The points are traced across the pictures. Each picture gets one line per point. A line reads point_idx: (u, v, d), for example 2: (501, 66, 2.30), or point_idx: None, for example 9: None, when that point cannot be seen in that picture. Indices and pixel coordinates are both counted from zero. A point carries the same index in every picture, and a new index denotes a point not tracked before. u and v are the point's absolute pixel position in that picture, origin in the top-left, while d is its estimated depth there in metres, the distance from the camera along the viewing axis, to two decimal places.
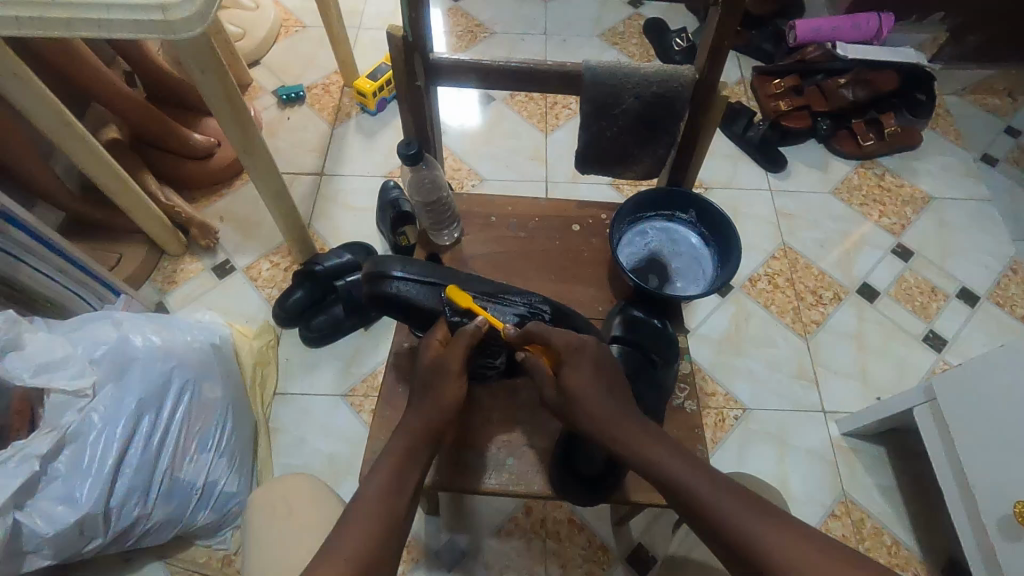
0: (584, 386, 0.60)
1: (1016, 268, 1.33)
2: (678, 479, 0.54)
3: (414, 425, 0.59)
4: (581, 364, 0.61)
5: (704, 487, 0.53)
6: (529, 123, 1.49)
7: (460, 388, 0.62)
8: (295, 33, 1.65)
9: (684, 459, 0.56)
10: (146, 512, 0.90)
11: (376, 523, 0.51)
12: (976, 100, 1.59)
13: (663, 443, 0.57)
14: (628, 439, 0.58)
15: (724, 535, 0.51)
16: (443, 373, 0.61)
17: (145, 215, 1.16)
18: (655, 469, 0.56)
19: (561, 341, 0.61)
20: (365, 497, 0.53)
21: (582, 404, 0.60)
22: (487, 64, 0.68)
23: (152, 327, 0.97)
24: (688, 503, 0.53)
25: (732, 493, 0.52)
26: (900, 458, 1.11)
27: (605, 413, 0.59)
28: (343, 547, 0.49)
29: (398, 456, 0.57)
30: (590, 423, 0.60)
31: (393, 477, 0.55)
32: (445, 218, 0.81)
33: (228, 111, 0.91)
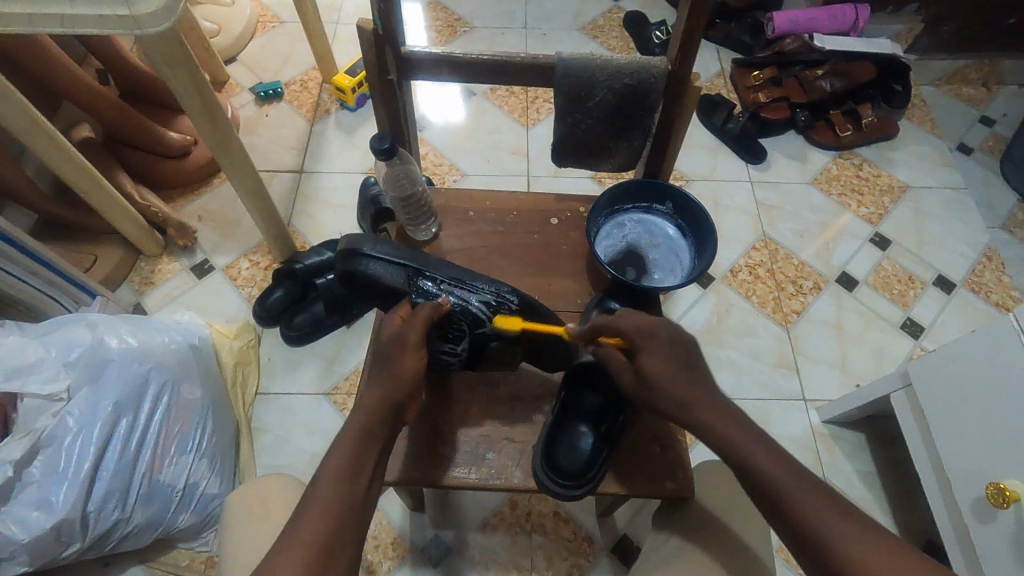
0: (665, 368, 0.56)
1: (990, 254, 1.35)
2: (760, 470, 0.51)
3: (380, 398, 0.57)
4: (659, 349, 0.57)
5: (782, 478, 0.50)
6: (509, 117, 1.48)
7: (421, 361, 0.59)
8: (272, 29, 1.63)
9: (765, 447, 0.52)
10: (126, 516, 0.88)
11: (337, 503, 0.49)
12: (951, 90, 1.62)
13: (744, 426, 0.53)
14: (707, 422, 0.54)
15: (803, 533, 0.48)
16: (403, 346, 0.59)
17: (119, 215, 1.14)
18: (734, 455, 0.52)
19: (631, 326, 0.59)
20: (327, 475, 0.51)
21: (660, 385, 0.56)
22: (459, 57, 0.67)
23: (129, 328, 0.96)
24: (765, 493, 0.50)
25: (812, 488, 0.49)
26: (879, 444, 1.12)
27: (685, 395, 0.55)
28: (304, 532, 0.47)
29: (363, 430, 0.54)
30: (668, 407, 0.56)
31: (355, 454, 0.53)
32: (421, 214, 0.80)
33: (200, 107, 0.89)
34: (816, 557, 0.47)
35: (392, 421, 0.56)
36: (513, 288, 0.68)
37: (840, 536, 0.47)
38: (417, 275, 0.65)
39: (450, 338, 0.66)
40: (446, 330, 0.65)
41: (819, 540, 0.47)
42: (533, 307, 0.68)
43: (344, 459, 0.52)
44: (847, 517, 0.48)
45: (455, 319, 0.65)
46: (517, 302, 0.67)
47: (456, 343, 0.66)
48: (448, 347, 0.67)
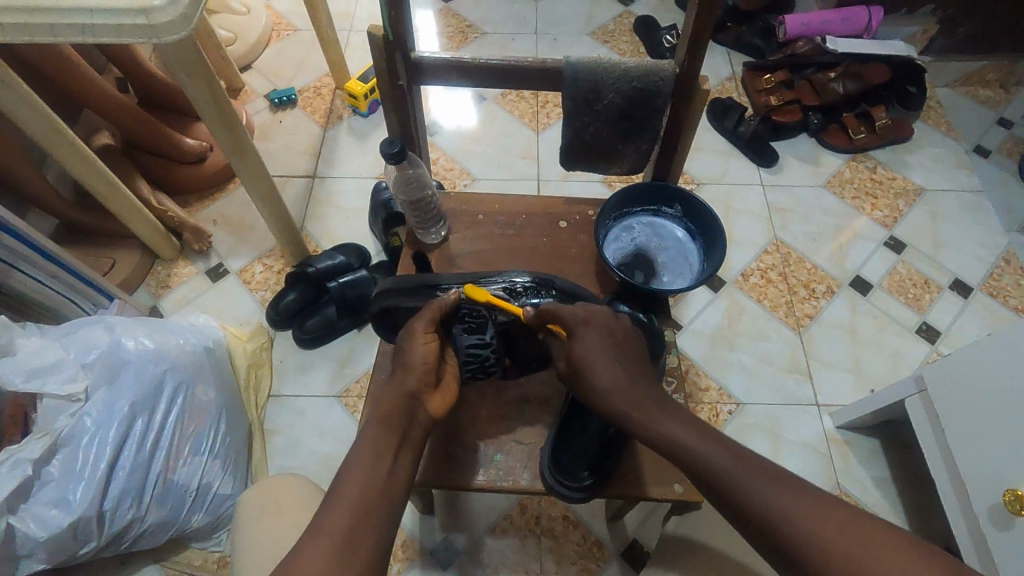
0: (598, 357, 0.58)
1: (1009, 258, 1.33)
2: (692, 449, 0.52)
3: (397, 391, 0.58)
4: (589, 334, 0.59)
5: (712, 452, 0.51)
6: (520, 122, 1.49)
7: (432, 344, 0.61)
8: (286, 37, 1.66)
9: (697, 428, 0.53)
10: (141, 515, 0.90)
11: (365, 496, 0.50)
12: (967, 91, 1.59)
13: (674, 413, 0.55)
14: (639, 411, 0.56)
15: (745, 510, 0.48)
16: (411, 333, 0.61)
17: (138, 220, 1.17)
18: (666, 441, 0.54)
19: (570, 314, 0.60)
20: (350, 470, 0.52)
21: (592, 377, 0.58)
22: (468, 62, 0.68)
23: (145, 331, 0.98)
24: (698, 471, 0.51)
25: (743, 458, 0.51)
26: (895, 450, 1.11)
27: (618, 385, 0.57)
28: (329, 522, 0.48)
29: (380, 423, 0.56)
30: (599, 395, 0.58)
31: (373, 444, 0.54)
32: (431, 217, 0.82)
33: (217, 114, 0.91)
34: (762, 531, 0.48)
35: (410, 409, 0.57)
36: (520, 269, 0.69)
37: (775, 500, 0.47)
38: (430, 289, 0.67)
39: (472, 329, 0.65)
40: (467, 321, 0.65)
41: (758, 513, 0.48)
42: (549, 280, 0.68)
43: (364, 452, 0.53)
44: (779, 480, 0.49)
45: (472, 307, 0.65)
46: (530, 282, 0.67)
47: (484, 334, 0.65)
48: (476, 341, 0.65)
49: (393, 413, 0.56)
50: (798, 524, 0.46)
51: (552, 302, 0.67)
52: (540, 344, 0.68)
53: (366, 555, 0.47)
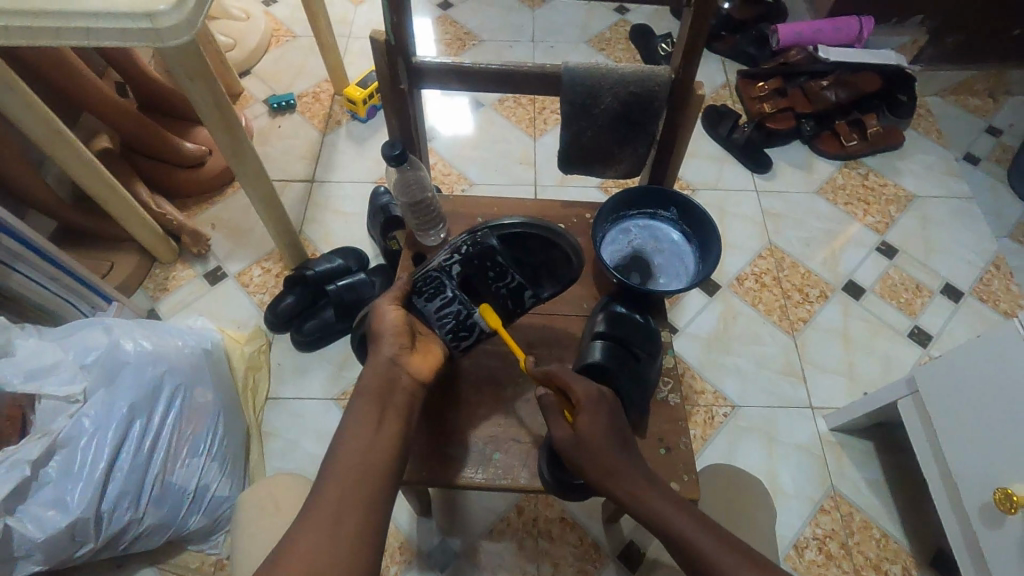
0: (600, 434, 0.59)
1: (998, 263, 1.35)
2: (688, 535, 0.54)
3: (376, 362, 0.60)
4: (597, 412, 0.60)
5: (709, 541, 0.53)
6: (517, 128, 1.51)
7: (398, 312, 0.64)
8: (285, 43, 1.67)
9: (694, 515, 0.55)
10: (138, 517, 0.90)
11: (356, 471, 0.52)
12: (957, 100, 1.62)
13: (669, 496, 0.57)
14: (636, 491, 0.57)
15: None
16: (377, 307, 0.65)
17: (136, 222, 1.17)
18: (663, 524, 0.55)
19: (581, 390, 0.61)
20: (339, 448, 0.54)
21: (592, 453, 0.59)
22: (468, 67, 0.69)
23: (143, 332, 0.98)
24: (692, 560, 0.53)
25: (736, 549, 0.53)
26: (888, 452, 1.12)
27: (616, 463, 0.58)
28: (320, 501, 0.50)
29: (364, 395, 0.57)
30: (595, 474, 0.58)
31: (363, 420, 0.56)
32: (430, 219, 0.83)
33: (216, 117, 0.91)
34: None
35: (392, 374, 0.59)
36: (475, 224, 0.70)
37: None
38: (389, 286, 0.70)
39: (432, 296, 0.67)
40: (425, 290, 0.67)
41: None
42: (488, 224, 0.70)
43: (352, 425, 0.55)
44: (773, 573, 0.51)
45: (424, 277, 0.67)
46: (467, 234, 0.69)
47: (443, 294, 0.67)
48: (441, 302, 0.67)
49: (380, 385, 0.58)
50: None
51: (494, 241, 0.68)
52: (501, 279, 0.68)
53: (354, 532, 0.49)
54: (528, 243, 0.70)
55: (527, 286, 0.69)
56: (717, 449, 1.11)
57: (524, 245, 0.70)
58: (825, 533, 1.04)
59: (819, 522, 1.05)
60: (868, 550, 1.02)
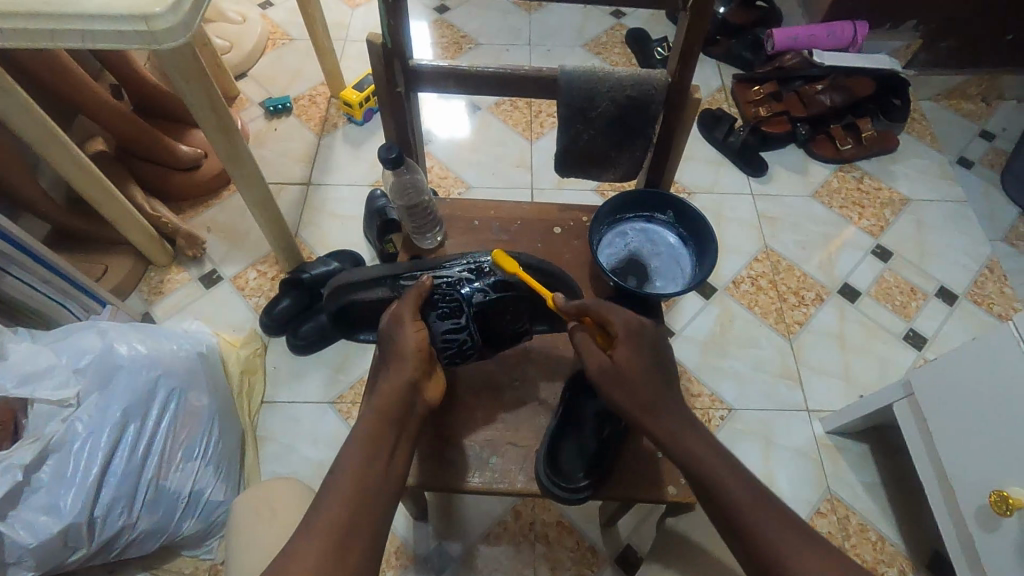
0: (638, 364, 0.59)
1: (992, 267, 1.35)
2: (716, 474, 0.54)
3: (396, 383, 0.58)
4: (634, 345, 0.60)
5: (738, 484, 0.53)
6: (514, 131, 1.51)
7: (421, 333, 0.62)
8: (282, 46, 1.67)
9: (726, 457, 0.55)
10: (132, 522, 0.89)
11: (363, 496, 0.51)
12: (951, 104, 1.64)
13: (703, 435, 0.56)
14: (669, 424, 0.57)
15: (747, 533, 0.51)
16: (400, 321, 0.62)
17: (131, 224, 1.16)
18: (692, 459, 0.55)
19: (620, 322, 0.61)
20: (350, 466, 0.53)
21: (628, 380, 0.59)
22: (465, 70, 0.69)
23: (138, 336, 0.97)
24: (716, 500, 0.53)
25: (764, 500, 0.53)
26: (884, 455, 1.12)
27: (654, 394, 0.58)
28: (327, 519, 0.49)
29: (382, 417, 0.56)
30: (628, 400, 0.58)
31: (372, 442, 0.54)
32: (427, 223, 0.83)
33: (212, 119, 0.91)
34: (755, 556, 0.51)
35: (409, 400, 0.58)
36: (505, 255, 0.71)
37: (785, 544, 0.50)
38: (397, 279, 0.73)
39: (446, 315, 0.66)
40: (441, 307, 0.66)
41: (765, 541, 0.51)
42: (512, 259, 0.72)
43: (366, 446, 0.54)
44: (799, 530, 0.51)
45: (444, 293, 0.67)
46: (496, 264, 0.70)
47: (458, 318, 0.66)
48: (452, 326, 0.66)
49: (392, 408, 0.57)
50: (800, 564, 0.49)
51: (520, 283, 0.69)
52: (513, 322, 0.71)
53: (357, 559, 0.48)
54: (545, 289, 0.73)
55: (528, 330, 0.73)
56: None
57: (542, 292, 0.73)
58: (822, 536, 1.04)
59: (815, 525, 1.05)
60: (865, 553, 1.02)
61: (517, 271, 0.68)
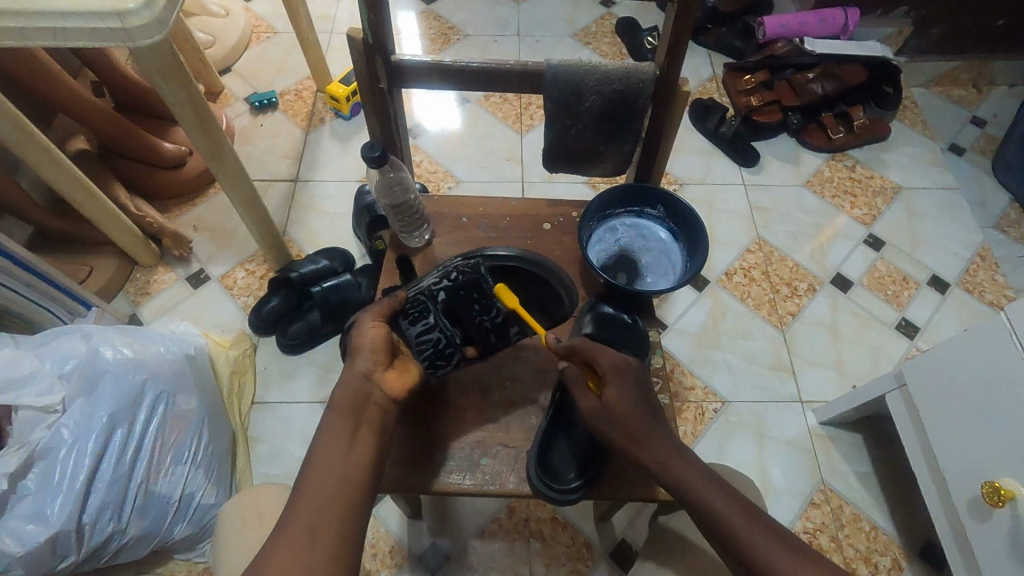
0: (621, 396, 0.60)
1: (984, 254, 1.35)
2: (701, 493, 0.55)
3: (349, 377, 0.58)
4: (622, 378, 0.60)
5: (723, 504, 0.55)
6: (504, 123, 1.49)
7: (380, 330, 0.61)
8: (266, 39, 1.64)
9: (710, 478, 0.56)
10: (121, 527, 0.88)
11: (332, 484, 0.52)
12: (942, 91, 1.63)
13: (686, 456, 0.58)
14: (656, 452, 0.58)
15: (735, 550, 0.53)
16: (359, 321, 0.62)
17: (114, 225, 1.14)
18: (679, 482, 0.56)
19: (607, 362, 0.61)
20: (312, 467, 0.53)
21: (614, 412, 0.59)
22: (449, 65, 0.68)
23: (123, 339, 0.96)
24: (705, 519, 0.55)
25: (752, 516, 0.54)
26: (877, 444, 1.12)
27: (639, 426, 0.59)
28: (295, 518, 0.49)
29: (338, 412, 0.56)
30: (617, 434, 0.59)
31: (335, 433, 0.55)
32: (414, 221, 0.80)
33: (192, 117, 0.89)
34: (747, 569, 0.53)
35: (365, 389, 0.58)
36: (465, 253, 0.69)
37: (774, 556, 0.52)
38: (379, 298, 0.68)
39: (415, 319, 0.65)
40: (411, 312, 0.65)
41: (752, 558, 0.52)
42: (477, 253, 0.68)
43: (325, 443, 0.54)
44: (786, 542, 0.53)
45: (412, 297, 0.66)
46: (459, 258, 0.68)
47: (426, 319, 0.66)
48: (423, 327, 0.66)
49: (352, 399, 0.57)
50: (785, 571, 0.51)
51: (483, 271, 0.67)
52: (486, 313, 0.67)
53: (331, 543, 0.49)
54: (520, 278, 0.71)
55: (513, 322, 0.68)
56: (707, 445, 1.11)
57: (516, 282, 0.72)
58: (815, 527, 1.04)
59: (809, 516, 1.05)
60: (858, 543, 1.03)
61: (515, 306, 0.67)
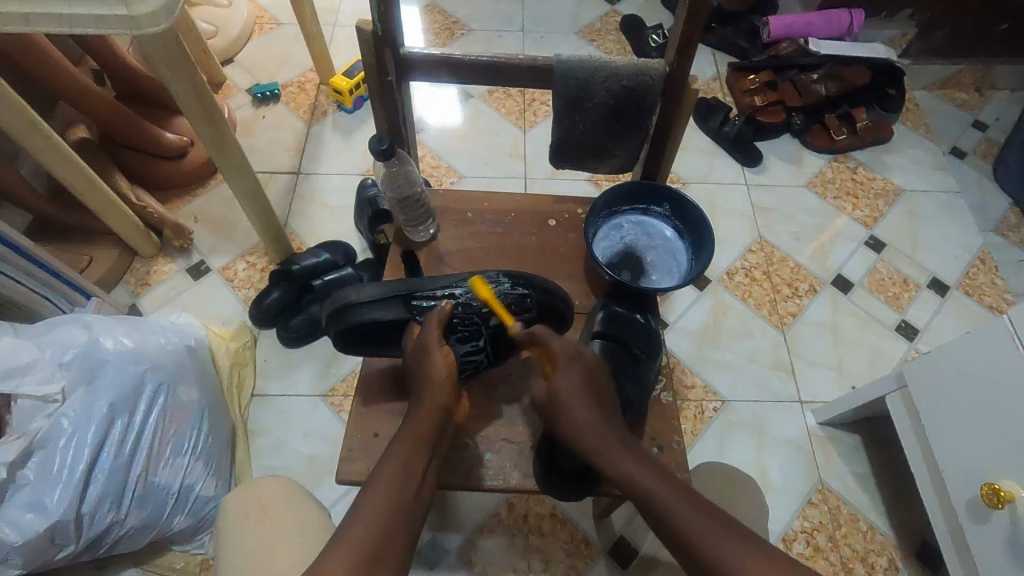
0: (574, 393, 0.61)
1: (984, 258, 1.36)
2: (651, 490, 0.54)
3: (424, 410, 0.59)
4: (572, 371, 0.62)
5: (678, 502, 0.53)
6: (507, 119, 1.49)
7: (448, 357, 0.62)
8: (269, 31, 1.63)
9: (662, 477, 0.55)
10: (120, 518, 0.88)
11: (396, 511, 0.51)
12: (944, 94, 1.63)
13: (638, 455, 0.58)
14: (609, 451, 0.58)
15: (693, 550, 0.50)
16: (426, 349, 0.62)
17: (115, 215, 1.14)
18: (632, 485, 0.55)
19: (559, 348, 0.64)
20: (380, 483, 0.53)
21: (565, 410, 0.60)
22: (459, 59, 0.67)
23: (124, 329, 0.95)
24: (659, 517, 0.53)
25: (709, 513, 0.52)
26: (875, 445, 1.13)
27: (592, 424, 0.59)
28: (355, 534, 0.49)
29: (411, 440, 0.57)
30: (568, 427, 0.60)
31: (407, 461, 0.55)
32: (420, 215, 0.80)
33: (198, 107, 0.89)
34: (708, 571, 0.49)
35: (440, 426, 0.59)
36: (519, 274, 0.68)
37: (731, 555, 0.48)
38: (411, 298, 0.66)
39: (465, 338, 0.66)
40: (461, 331, 0.66)
41: (710, 557, 0.49)
42: (528, 280, 0.68)
43: (397, 465, 0.54)
44: (745, 538, 0.50)
45: (463, 317, 0.66)
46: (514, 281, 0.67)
47: (475, 341, 0.67)
48: (470, 348, 0.67)
49: (426, 432, 0.58)
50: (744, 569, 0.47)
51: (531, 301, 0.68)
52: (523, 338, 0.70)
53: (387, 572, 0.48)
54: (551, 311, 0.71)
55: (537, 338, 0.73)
56: (707, 443, 1.11)
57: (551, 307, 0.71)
58: (813, 526, 1.04)
59: (807, 516, 1.05)
60: (855, 543, 1.03)
61: (489, 298, 0.66)
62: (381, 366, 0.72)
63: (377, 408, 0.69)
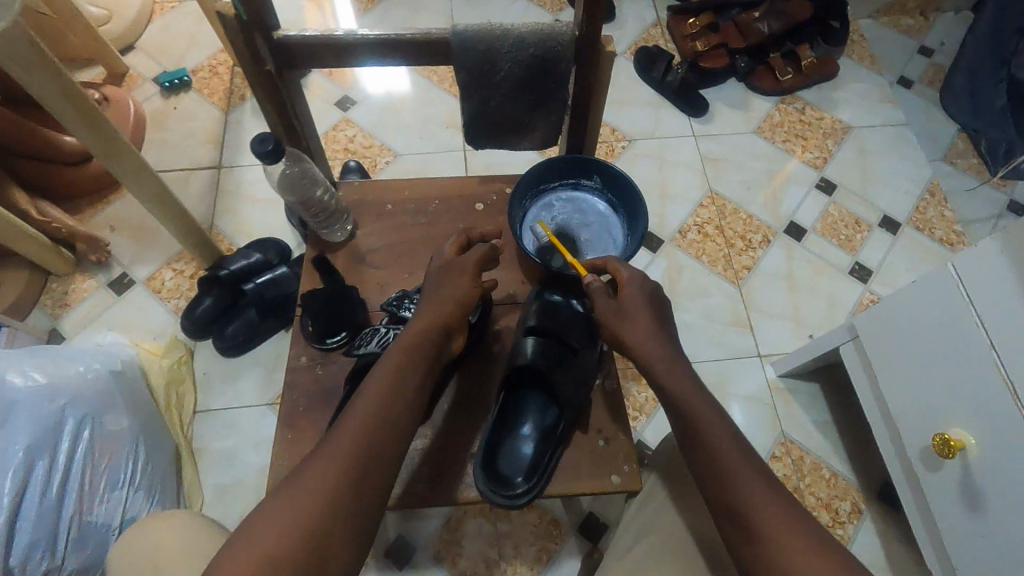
0: (643, 309, 0.60)
1: (933, 190, 1.35)
2: (702, 417, 0.54)
3: (433, 332, 0.59)
4: (639, 290, 0.62)
5: (726, 437, 0.52)
6: (440, 88, 1.40)
7: (471, 290, 0.63)
8: (170, 10, 1.49)
9: (717, 410, 0.54)
10: (56, 565, 0.81)
11: (379, 422, 0.52)
12: (889, 22, 1.59)
13: (696, 380, 0.57)
14: (668, 367, 0.57)
15: (721, 479, 0.50)
16: (455, 274, 0.63)
17: (15, 236, 1.03)
18: (684, 404, 0.55)
19: (629, 272, 0.63)
20: (367, 396, 0.53)
21: (633, 324, 0.60)
22: (342, 38, 0.59)
23: (36, 363, 0.88)
24: (699, 439, 0.53)
25: (748, 455, 0.52)
26: (833, 391, 1.13)
27: (654, 339, 0.59)
28: (340, 445, 0.50)
29: (403, 351, 0.57)
30: (631, 335, 0.59)
31: (393, 376, 0.55)
32: (329, 216, 0.73)
33: (74, 113, 0.79)
34: (728, 504, 0.50)
35: (435, 348, 0.59)
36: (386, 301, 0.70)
37: (753, 494, 0.49)
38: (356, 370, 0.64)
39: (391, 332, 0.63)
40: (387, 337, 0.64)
41: (733, 491, 0.50)
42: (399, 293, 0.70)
43: (383, 381, 0.54)
44: (773, 486, 0.50)
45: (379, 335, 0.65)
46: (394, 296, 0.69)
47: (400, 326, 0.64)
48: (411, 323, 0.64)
49: (413, 347, 0.58)
50: (768, 510, 0.48)
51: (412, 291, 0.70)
52: None
53: (372, 479, 0.50)
54: None
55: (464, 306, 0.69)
56: None
57: None
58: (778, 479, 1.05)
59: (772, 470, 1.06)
60: (818, 491, 1.04)
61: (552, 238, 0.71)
62: (304, 385, 0.67)
63: (303, 431, 0.64)
